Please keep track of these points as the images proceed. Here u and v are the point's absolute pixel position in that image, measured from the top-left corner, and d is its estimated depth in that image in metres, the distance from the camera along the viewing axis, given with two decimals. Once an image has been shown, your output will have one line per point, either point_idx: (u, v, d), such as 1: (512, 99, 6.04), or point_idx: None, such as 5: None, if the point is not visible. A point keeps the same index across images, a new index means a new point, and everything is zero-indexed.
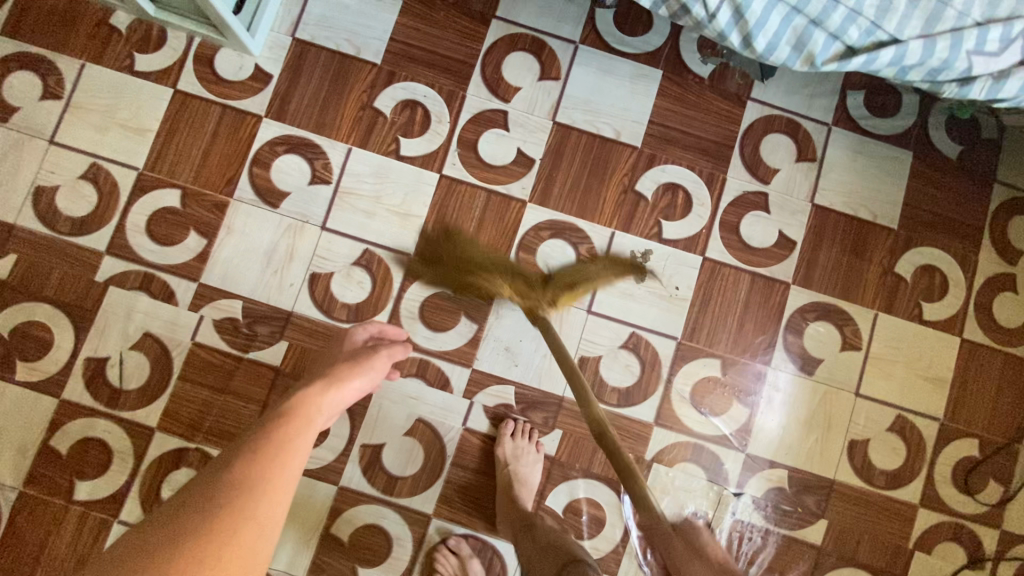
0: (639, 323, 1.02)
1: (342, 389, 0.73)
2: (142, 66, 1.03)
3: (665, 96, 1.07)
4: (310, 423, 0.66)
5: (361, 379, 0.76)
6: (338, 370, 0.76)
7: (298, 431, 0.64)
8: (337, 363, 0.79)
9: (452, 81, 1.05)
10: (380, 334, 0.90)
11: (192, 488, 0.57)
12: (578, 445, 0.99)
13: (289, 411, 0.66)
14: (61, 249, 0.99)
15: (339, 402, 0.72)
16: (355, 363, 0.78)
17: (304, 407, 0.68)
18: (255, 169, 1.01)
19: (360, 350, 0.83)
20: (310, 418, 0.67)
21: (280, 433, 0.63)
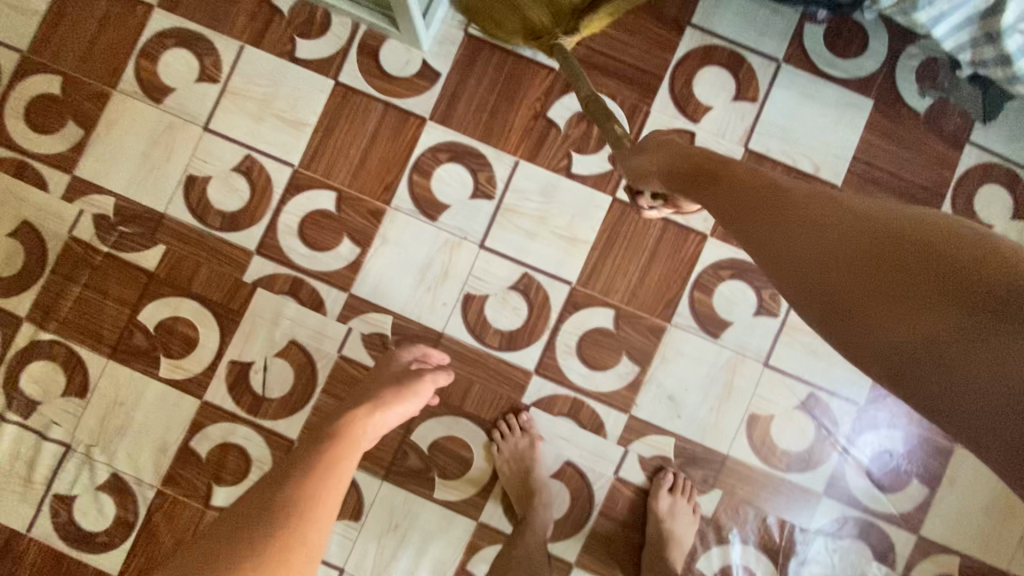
0: (819, 383, 0.92)
1: (385, 414, 0.77)
2: (304, 53, 0.95)
3: (874, 129, 0.94)
4: (354, 447, 0.73)
5: (406, 404, 0.79)
6: (384, 392, 0.79)
7: (344, 455, 0.71)
8: (383, 384, 0.81)
9: (636, 94, 0.94)
10: (425, 356, 0.88)
11: (252, 503, 0.66)
12: (737, 508, 0.92)
13: (335, 433, 0.73)
14: (210, 243, 0.94)
15: (383, 426, 0.77)
16: (401, 385, 0.81)
17: (351, 429, 0.74)
18: (415, 175, 0.94)
19: (407, 369, 0.84)
20: (356, 442, 0.73)
21: (328, 456, 0.70)
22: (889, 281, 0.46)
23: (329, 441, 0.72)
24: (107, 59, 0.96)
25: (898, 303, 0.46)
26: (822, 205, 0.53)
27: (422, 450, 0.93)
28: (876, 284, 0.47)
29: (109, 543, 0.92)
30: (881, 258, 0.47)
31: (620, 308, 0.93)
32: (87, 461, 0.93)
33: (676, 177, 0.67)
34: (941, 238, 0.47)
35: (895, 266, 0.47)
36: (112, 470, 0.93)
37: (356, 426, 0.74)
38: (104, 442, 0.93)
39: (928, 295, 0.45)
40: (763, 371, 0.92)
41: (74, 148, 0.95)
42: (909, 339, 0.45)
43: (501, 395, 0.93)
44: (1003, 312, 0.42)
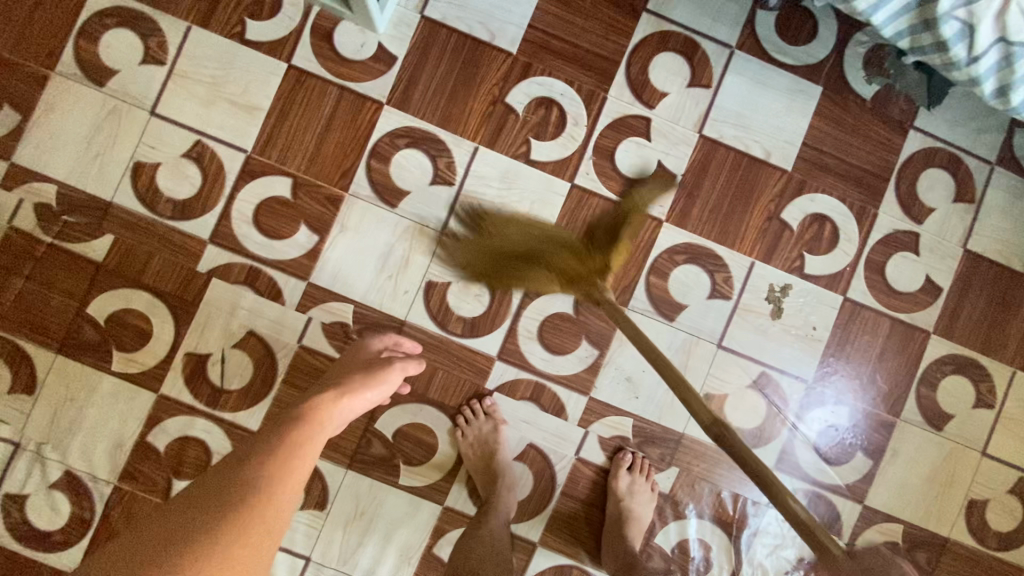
0: (770, 362, 0.96)
1: (353, 400, 0.74)
2: (253, 35, 0.92)
3: (823, 116, 0.97)
4: (321, 430, 0.69)
5: (374, 391, 0.77)
6: (351, 380, 0.77)
7: (310, 437, 0.68)
8: (353, 372, 0.79)
9: (594, 80, 0.94)
10: (396, 344, 0.87)
11: (207, 484, 0.62)
12: (694, 484, 0.95)
13: (301, 415, 0.70)
14: (161, 233, 0.91)
15: (351, 412, 0.74)
16: (369, 373, 0.79)
17: (317, 413, 0.71)
18: (373, 162, 0.93)
19: (376, 359, 0.83)
20: (323, 426, 0.70)
21: (294, 438, 0.66)
22: None
23: (295, 423, 0.68)
24: (42, 39, 0.91)
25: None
26: None
27: (386, 437, 0.93)
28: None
29: (65, 541, 0.90)
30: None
31: None
32: (38, 459, 0.91)
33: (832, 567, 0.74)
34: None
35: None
36: (65, 467, 0.91)
37: (322, 410, 0.71)
38: (55, 439, 0.91)
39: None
40: (717, 352, 0.95)
41: (10, 133, 0.91)
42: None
43: (463, 381, 0.94)
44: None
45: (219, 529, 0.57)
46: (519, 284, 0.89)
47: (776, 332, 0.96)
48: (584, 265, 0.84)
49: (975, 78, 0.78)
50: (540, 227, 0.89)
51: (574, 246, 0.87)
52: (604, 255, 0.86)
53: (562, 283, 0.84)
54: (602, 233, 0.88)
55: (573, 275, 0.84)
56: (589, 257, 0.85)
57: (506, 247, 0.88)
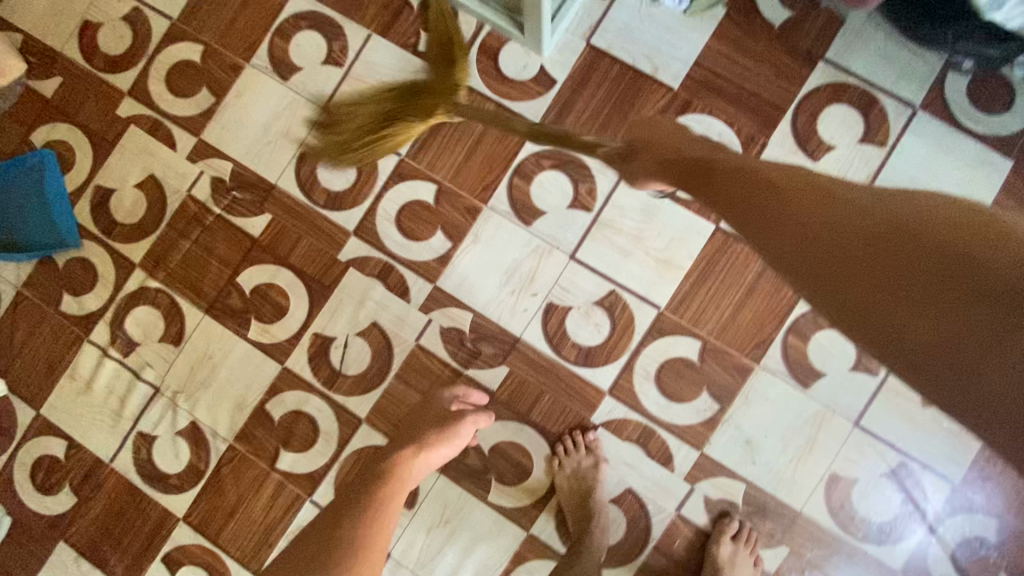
0: (912, 454, 0.86)
1: (429, 458, 0.81)
2: (426, 48, 0.97)
3: (1014, 192, 0.87)
4: (401, 490, 0.78)
5: (447, 448, 0.82)
6: (426, 433, 0.82)
7: (391, 497, 0.77)
8: (429, 422, 0.84)
9: (755, 124, 0.90)
10: (466, 395, 0.89)
11: (318, 539, 0.74)
12: (802, 570, 0.86)
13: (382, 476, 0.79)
14: (312, 219, 0.98)
15: (427, 467, 0.81)
16: (443, 426, 0.83)
17: (398, 471, 0.79)
18: (516, 178, 0.94)
19: (449, 411, 0.86)
20: (403, 483, 0.79)
21: (377, 500, 0.76)
22: (887, 259, 0.45)
23: (379, 482, 0.78)
24: (246, 34, 1.02)
25: (880, 283, 0.44)
26: (812, 193, 0.52)
27: (483, 451, 0.93)
28: (884, 276, 0.44)
29: (180, 486, 0.98)
30: (841, 219, 0.48)
31: (706, 341, 0.89)
32: (171, 406, 0.99)
33: (722, 199, 0.59)
34: (934, 224, 0.45)
35: (897, 236, 0.45)
36: (192, 418, 0.98)
37: (402, 469, 0.79)
38: (189, 391, 0.99)
39: (894, 262, 0.44)
40: (852, 432, 0.86)
41: (204, 113, 1.02)
42: (935, 343, 0.42)
43: (570, 410, 0.92)
44: (1001, 298, 0.40)
45: None
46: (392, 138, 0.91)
47: (924, 422, 0.86)
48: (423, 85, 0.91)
49: None
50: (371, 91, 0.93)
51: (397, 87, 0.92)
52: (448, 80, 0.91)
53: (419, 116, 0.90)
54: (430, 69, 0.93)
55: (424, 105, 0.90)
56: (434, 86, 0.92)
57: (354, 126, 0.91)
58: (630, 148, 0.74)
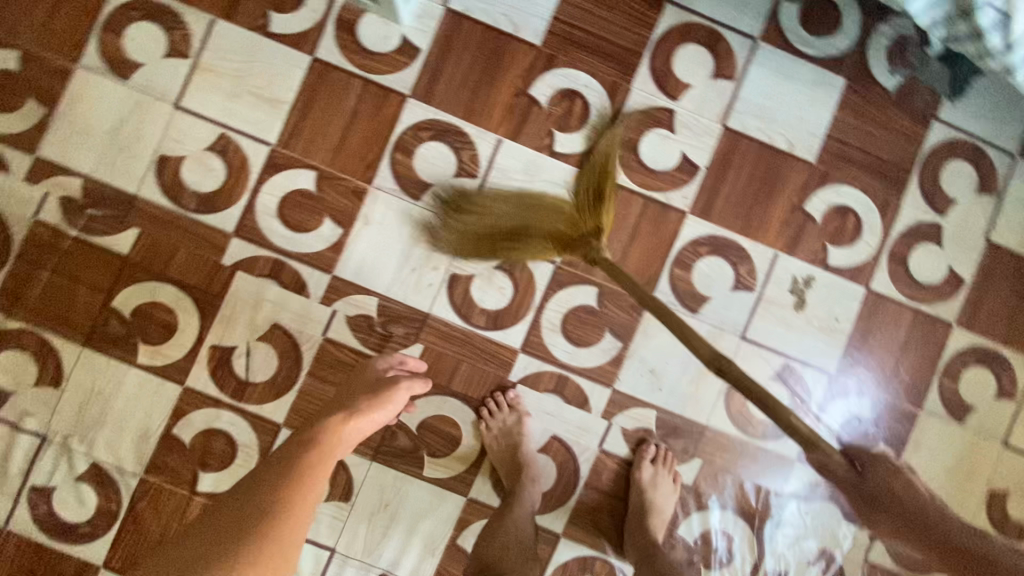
0: (793, 354, 0.96)
1: (361, 422, 0.78)
2: (277, 27, 0.91)
3: (847, 108, 0.96)
4: (330, 455, 0.75)
5: (379, 414, 0.80)
6: (358, 400, 0.80)
7: (318, 465, 0.73)
8: (361, 391, 0.82)
9: (618, 72, 0.94)
10: (402, 362, 0.88)
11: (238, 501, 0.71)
12: (716, 477, 0.96)
13: (308, 445, 0.75)
14: (185, 226, 0.91)
15: (360, 432, 0.78)
16: (375, 393, 0.81)
17: (327, 438, 0.75)
18: (396, 154, 0.92)
19: (381, 377, 0.85)
20: (332, 449, 0.75)
21: (301, 468, 0.73)
22: None
23: (307, 447, 0.74)
24: (68, 33, 0.91)
25: None
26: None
27: (410, 430, 0.94)
28: None
29: (92, 533, 0.91)
30: None
31: (603, 286, 0.94)
32: (65, 452, 0.91)
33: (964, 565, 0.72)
34: None
35: None
36: (92, 459, 0.91)
37: (332, 432, 0.76)
38: (82, 431, 0.91)
39: None
40: (740, 345, 0.95)
41: (36, 127, 0.91)
42: None
43: (488, 374, 0.94)
44: None
45: (245, 539, 0.67)
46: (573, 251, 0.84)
47: (799, 325, 0.96)
48: (580, 215, 0.84)
49: (1008, 68, 0.76)
50: (508, 210, 0.87)
51: (558, 206, 0.85)
52: (594, 213, 0.83)
53: (557, 246, 0.85)
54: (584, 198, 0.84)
55: (564, 235, 0.84)
56: (577, 217, 0.84)
57: (496, 227, 0.87)
58: (867, 486, 0.71)
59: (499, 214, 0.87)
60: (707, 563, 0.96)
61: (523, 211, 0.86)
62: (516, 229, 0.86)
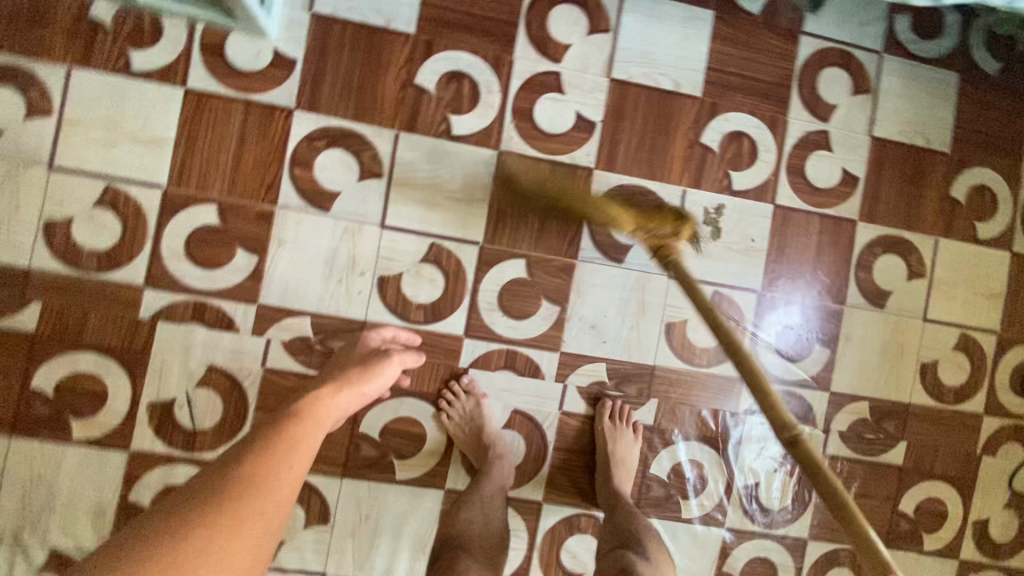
0: (720, 281, 1.01)
1: (351, 395, 0.71)
2: (140, 65, 0.87)
3: (721, 38, 1.00)
4: (322, 425, 0.64)
5: (369, 388, 0.75)
6: (349, 373, 0.75)
7: (311, 431, 0.62)
8: (350, 365, 0.77)
9: (498, 45, 0.95)
10: (393, 337, 0.88)
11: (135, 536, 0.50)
12: (675, 411, 1.00)
13: (300, 410, 0.64)
14: (91, 289, 0.87)
15: (352, 403, 0.72)
16: (367, 367, 0.77)
17: (319, 406, 0.66)
18: (296, 170, 0.91)
19: (370, 355, 0.81)
20: (321, 420, 0.65)
21: (293, 432, 0.60)
22: None
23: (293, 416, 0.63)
24: None
25: None
26: None
27: (373, 438, 0.93)
28: None
29: None
30: None
31: (530, 256, 0.96)
32: (18, 548, 0.86)
33: None
34: None
35: None
36: (49, 548, 0.86)
37: (324, 404, 0.67)
38: (31, 524, 0.86)
39: None
40: (670, 283, 0.99)
41: None
42: None
43: (438, 365, 0.95)
44: None
45: None
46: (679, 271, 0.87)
47: (719, 253, 1.01)
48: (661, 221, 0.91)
49: None
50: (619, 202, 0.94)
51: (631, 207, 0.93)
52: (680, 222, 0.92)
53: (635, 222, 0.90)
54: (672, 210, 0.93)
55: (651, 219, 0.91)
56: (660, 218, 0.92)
57: (560, 200, 0.93)
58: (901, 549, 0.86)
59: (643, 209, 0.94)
60: (684, 494, 1.01)
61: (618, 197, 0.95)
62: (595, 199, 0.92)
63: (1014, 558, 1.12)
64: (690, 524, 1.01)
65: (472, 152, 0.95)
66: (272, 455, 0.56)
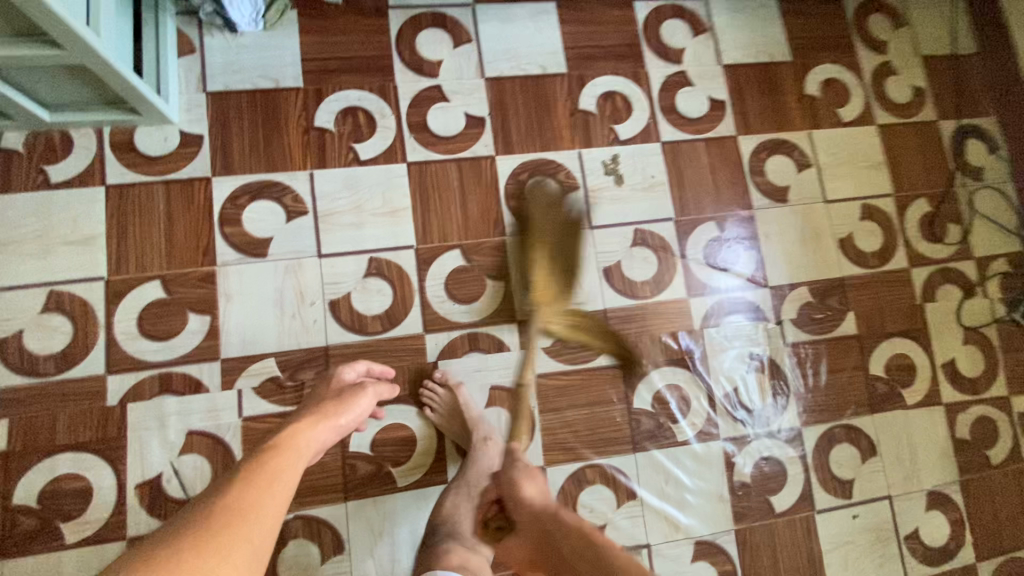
0: (638, 219, 1.10)
1: (325, 427, 0.74)
2: (59, 177, 0.94)
3: (568, 21, 1.15)
4: (301, 454, 0.67)
5: (346, 417, 0.78)
6: (324, 406, 0.77)
7: (294, 459, 0.65)
8: (324, 399, 0.80)
9: (380, 76, 1.07)
10: (370, 371, 0.91)
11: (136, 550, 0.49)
12: (638, 345, 1.06)
13: (279, 443, 0.67)
14: (55, 390, 0.89)
15: (327, 436, 0.74)
16: (342, 399, 0.80)
17: (294, 439, 0.68)
18: (227, 229, 0.97)
19: (343, 387, 0.84)
20: (298, 449, 0.67)
21: (271, 462, 0.62)
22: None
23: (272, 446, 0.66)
24: None
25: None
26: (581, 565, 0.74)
27: (366, 454, 0.95)
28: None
29: None
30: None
31: (463, 244, 1.04)
32: None
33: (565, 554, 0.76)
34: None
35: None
36: None
37: (298, 437, 0.69)
38: None
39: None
40: (593, 233, 1.08)
41: None
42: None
43: (408, 367, 0.99)
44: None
45: None
46: (543, 243, 0.97)
47: (628, 195, 1.11)
48: (557, 302, 0.96)
49: None
50: (558, 228, 1.00)
51: (547, 264, 0.96)
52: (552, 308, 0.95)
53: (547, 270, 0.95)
54: (552, 282, 0.95)
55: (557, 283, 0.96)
56: (540, 287, 0.95)
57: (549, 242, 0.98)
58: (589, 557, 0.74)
59: (543, 221, 0.99)
60: (672, 418, 1.05)
61: (547, 241, 0.98)
62: (561, 236, 0.99)
63: (991, 387, 1.18)
64: (688, 444, 1.05)
65: (382, 170, 1.04)
66: (255, 482, 0.58)
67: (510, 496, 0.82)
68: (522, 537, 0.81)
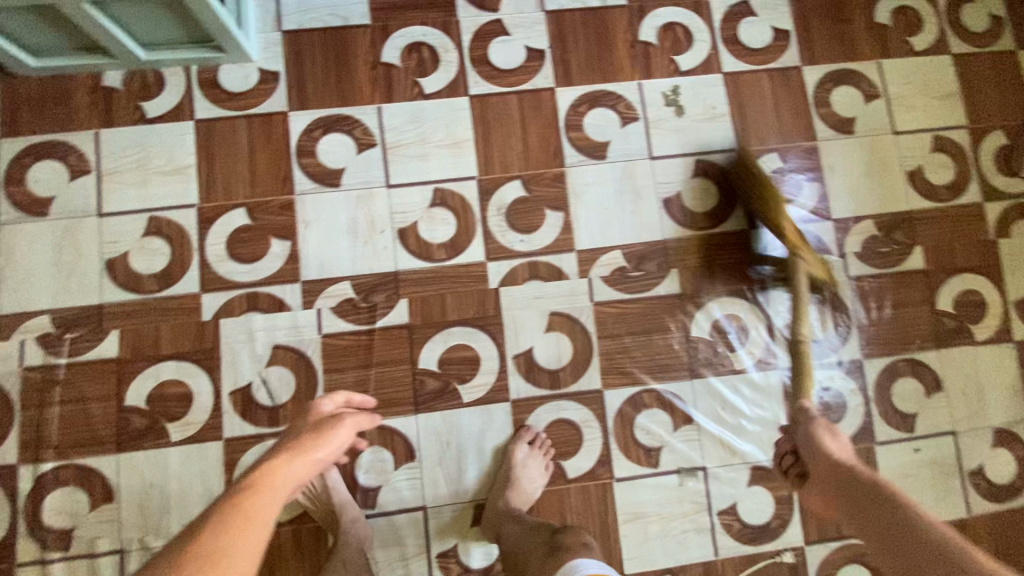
0: (698, 150, 1.10)
1: (303, 467, 0.65)
2: (154, 112, 1.02)
3: None
4: (273, 501, 0.59)
5: (325, 451, 0.69)
6: (301, 441, 0.69)
7: (265, 509, 0.57)
8: (302, 432, 0.72)
9: (443, 12, 1.09)
10: (349, 399, 0.84)
11: None
12: (696, 275, 1.07)
13: (250, 486, 0.59)
14: (158, 306, 0.98)
15: (307, 474, 0.65)
16: (316, 432, 0.71)
17: (269, 479, 0.61)
18: (304, 160, 1.03)
19: (323, 421, 0.75)
20: (273, 493, 0.60)
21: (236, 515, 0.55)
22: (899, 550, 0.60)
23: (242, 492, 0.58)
24: None
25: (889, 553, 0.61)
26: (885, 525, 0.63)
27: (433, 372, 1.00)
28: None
29: None
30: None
31: (524, 176, 1.07)
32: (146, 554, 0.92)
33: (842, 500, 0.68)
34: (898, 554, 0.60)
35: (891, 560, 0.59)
36: None
37: (274, 476, 0.62)
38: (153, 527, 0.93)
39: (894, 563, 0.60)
40: (653, 164, 1.09)
41: None
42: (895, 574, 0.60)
43: (472, 292, 1.03)
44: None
45: None
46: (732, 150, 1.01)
47: (688, 126, 1.11)
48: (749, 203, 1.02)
49: None
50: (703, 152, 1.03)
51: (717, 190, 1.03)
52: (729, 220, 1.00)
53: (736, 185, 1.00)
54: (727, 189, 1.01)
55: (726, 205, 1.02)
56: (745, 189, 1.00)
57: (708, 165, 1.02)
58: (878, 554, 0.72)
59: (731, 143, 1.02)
60: (731, 347, 1.05)
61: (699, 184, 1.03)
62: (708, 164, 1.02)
63: None
64: (746, 372, 1.05)
65: (445, 104, 1.07)
66: (222, 535, 0.53)
67: (807, 444, 0.77)
68: (814, 486, 0.75)
